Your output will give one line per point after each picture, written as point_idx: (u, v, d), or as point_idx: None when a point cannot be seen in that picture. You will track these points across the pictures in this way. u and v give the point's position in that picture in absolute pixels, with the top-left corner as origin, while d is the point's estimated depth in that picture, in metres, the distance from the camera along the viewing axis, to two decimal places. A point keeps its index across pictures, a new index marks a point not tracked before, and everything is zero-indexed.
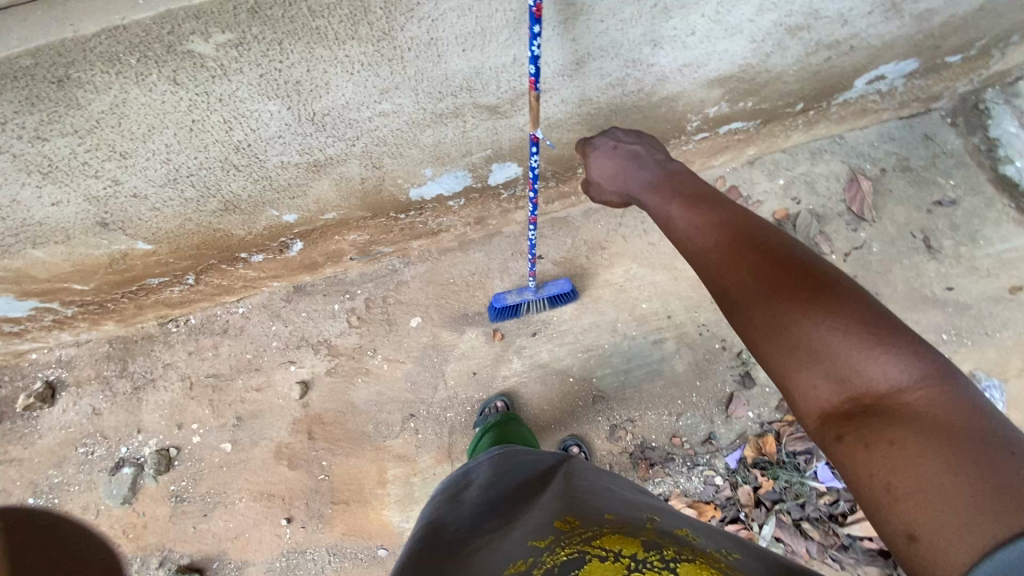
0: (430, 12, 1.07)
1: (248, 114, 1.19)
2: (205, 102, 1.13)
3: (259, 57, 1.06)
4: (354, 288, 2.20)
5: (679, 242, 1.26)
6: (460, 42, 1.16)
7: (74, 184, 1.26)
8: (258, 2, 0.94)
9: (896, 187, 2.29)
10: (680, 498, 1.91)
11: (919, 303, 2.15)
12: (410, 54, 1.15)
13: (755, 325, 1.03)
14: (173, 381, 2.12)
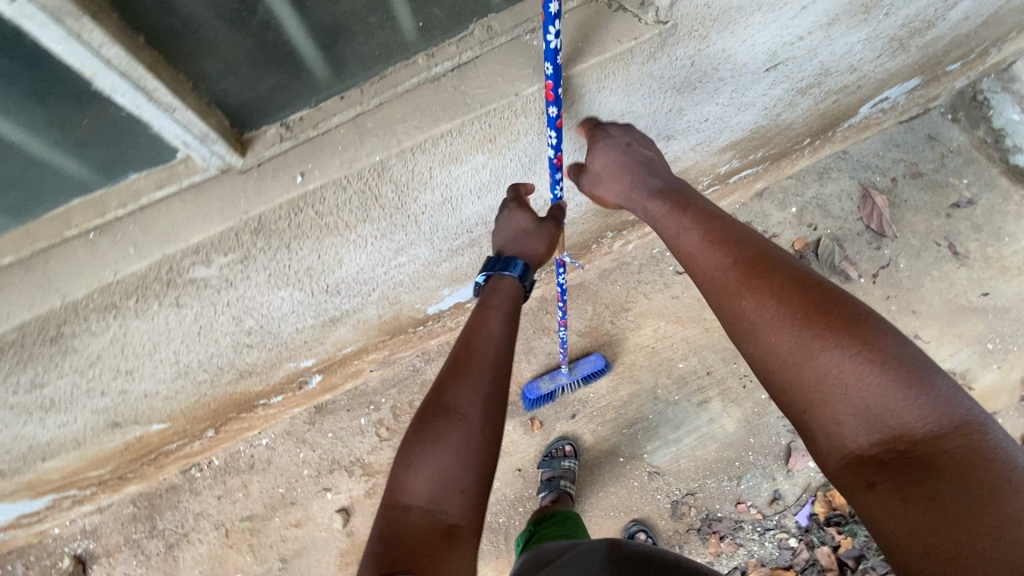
0: (441, 180, 1.19)
1: (260, 304, 1.28)
2: (212, 309, 1.23)
3: (268, 261, 1.18)
4: (377, 397, 2.10)
5: (678, 257, 1.09)
6: (473, 194, 1.28)
7: (77, 407, 1.30)
8: (262, 220, 1.07)
9: (911, 195, 2.22)
10: (759, 569, 1.84)
11: (957, 315, 2.08)
12: (424, 216, 1.26)
13: (775, 354, 0.91)
14: (207, 532, 2.01)
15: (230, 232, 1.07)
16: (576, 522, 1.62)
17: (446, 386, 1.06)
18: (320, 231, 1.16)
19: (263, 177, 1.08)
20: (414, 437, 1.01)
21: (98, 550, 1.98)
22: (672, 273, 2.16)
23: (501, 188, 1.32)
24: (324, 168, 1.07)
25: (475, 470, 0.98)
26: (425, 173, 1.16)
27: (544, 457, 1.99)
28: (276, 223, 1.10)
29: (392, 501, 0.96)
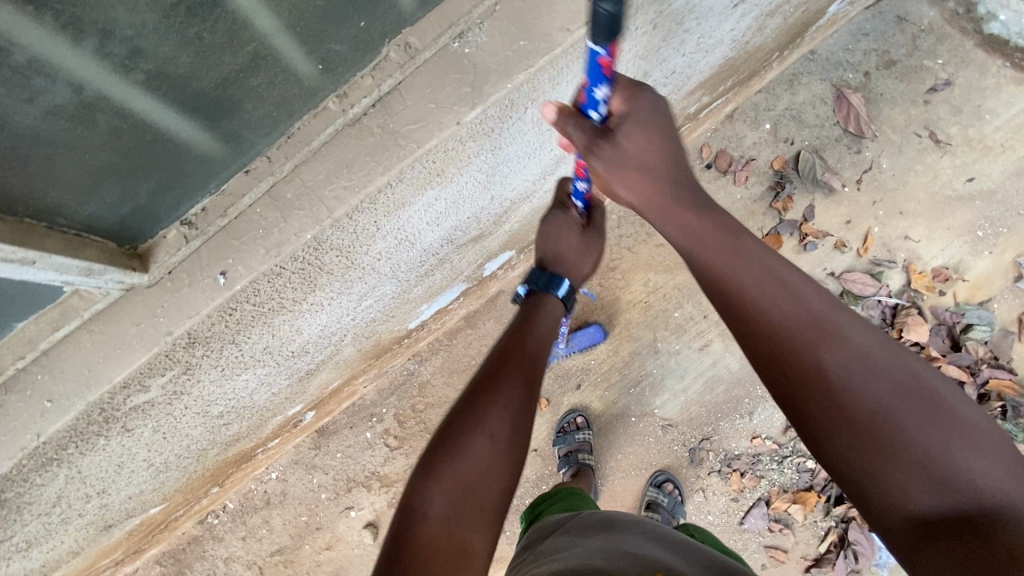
0: (375, 240, 1.18)
1: (224, 393, 1.32)
2: (168, 419, 1.29)
3: (211, 365, 1.21)
4: (378, 409, 2.03)
5: (724, 289, 0.87)
6: (423, 229, 1.25)
7: (58, 535, 1.42)
8: (192, 331, 1.09)
9: (886, 87, 2.09)
10: (782, 496, 1.88)
11: (945, 206, 2.03)
12: (360, 270, 1.24)
13: (843, 415, 0.76)
14: (242, 572, 2.00)
15: (161, 352, 1.09)
16: (581, 497, 1.56)
17: (473, 401, 1.00)
18: (266, 315, 1.18)
19: (181, 286, 1.07)
20: (435, 450, 0.95)
21: None
22: None
23: (455, 213, 1.27)
24: (248, 262, 1.05)
25: (495, 483, 0.93)
26: (370, 228, 1.13)
27: (557, 433, 1.98)
28: (209, 328, 1.11)
29: (408, 511, 0.89)
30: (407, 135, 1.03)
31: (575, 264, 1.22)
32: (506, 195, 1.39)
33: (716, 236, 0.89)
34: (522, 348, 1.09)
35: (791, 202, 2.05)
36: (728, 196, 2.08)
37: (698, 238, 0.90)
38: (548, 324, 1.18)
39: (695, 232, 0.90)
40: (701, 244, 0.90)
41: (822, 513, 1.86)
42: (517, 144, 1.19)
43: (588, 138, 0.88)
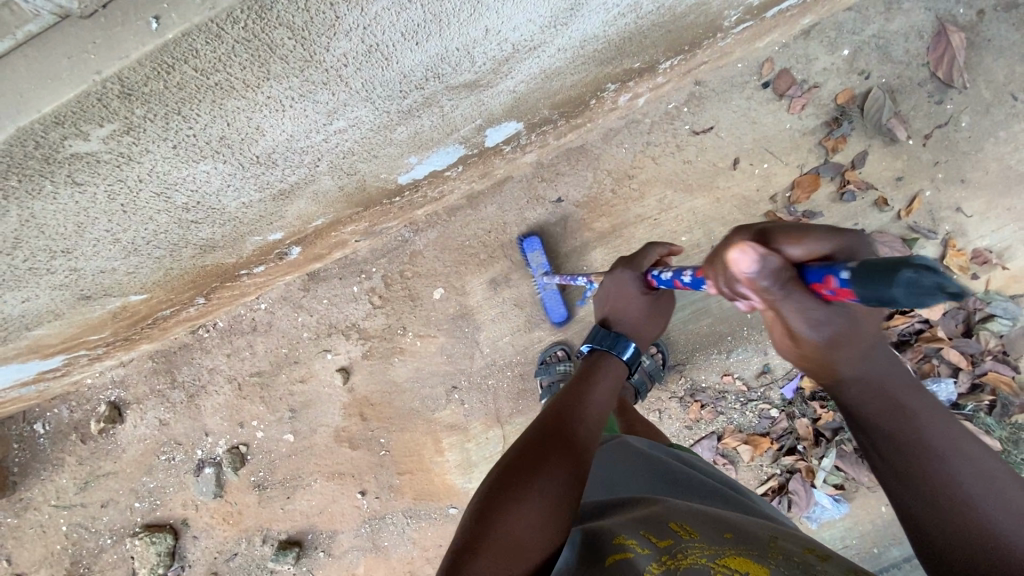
0: (358, 21, 0.78)
1: (180, 180, 0.99)
2: (126, 187, 0.96)
3: (162, 133, 0.86)
4: (368, 266, 2.06)
5: (897, 454, 0.87)
6: (409, 37, 0.86)
7: (17, 288, 1.17)
8: (124, 79, 0.75)
9: (996, 33, 1.80)
10: (735, 435, 1.89)
11: (1014, 185, 1.81)
12: (347, 70, 0.87)
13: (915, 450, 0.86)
14: (222, 385, 2.15)
15: (90, 95, 0.76)
16: None
17: (528, 462, 1.09)
18: (219, 93, 0.81)
19: (113, 25, 0.73)
20: (489, 500, 1.03)
21: (129, 398, 2.17)
22: (687, 134, 1.90)
23: (441, 33, 0.90)
24: (182, 9, 0.70)
25: (541, 540, 0.98)
26: (328, 13, 0.75)
27: (540, 364, 2.03)
28: (144, 83, 0.76)
29: (464, 547, 0.95)
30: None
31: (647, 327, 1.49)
32: (508, 37, 1.00)
33: (906, 416, 0.88)
34: (573, 425, 1.21)
35: (844, 143, 1.85)
36: (776, 123, 1.87)
37: (889, 414, 0.89)
38: (597, 405, 1.30)
39: (891, 408, 0.89)
40: (884, 417, 0.89)
41: (770, 459, 1.88)
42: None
43: (800, 313, 0.84)
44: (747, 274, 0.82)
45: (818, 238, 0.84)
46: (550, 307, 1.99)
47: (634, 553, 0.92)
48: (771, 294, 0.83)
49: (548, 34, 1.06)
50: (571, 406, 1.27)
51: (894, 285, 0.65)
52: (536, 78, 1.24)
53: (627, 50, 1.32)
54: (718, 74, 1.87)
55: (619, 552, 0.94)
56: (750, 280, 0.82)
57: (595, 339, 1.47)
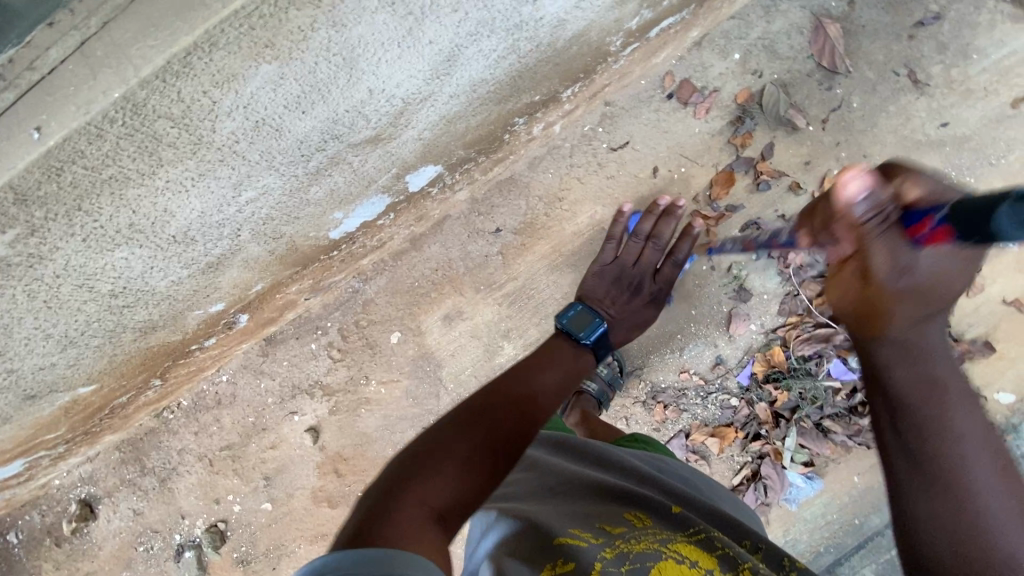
0: (237, 103, 0.83)
1: (100, 270, 1.03)
2: (42, 285, 0.99)
3: (67, 231, 0.89)
4: (323, 322, 2.09)
5: (914, 434, 0.91)
6: (294, 108, 0.93)
7: None
8: (19, 190, 0.77)
9: (868, 20, 1.96)
10: (701, 429, 1.93)
11: (913, 152, 1.94)
12: (242, 145, 0.94)
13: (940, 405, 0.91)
14: (192, 463, 2.12)
15: None
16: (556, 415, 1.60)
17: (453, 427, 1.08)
18: (116, 185, 0.86)
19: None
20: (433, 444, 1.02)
21: (100, 493, 2.12)
22: (606, 151, 2.01)
23: (325, 100, 0.96)
24: (60, 118, 0.73)
25: (479, 470, 1.00)
26: (203, 101, 0.80)
27: None
28: (39, 187, 0.79)
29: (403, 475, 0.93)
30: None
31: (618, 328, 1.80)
32: (394, 93, 1.08)
33: (938, 403, 0.91)
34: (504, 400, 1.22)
35: (750, 139, 1.97)
36: (686, 128, 2.00)
37: (921, 398, 0.92)
38: (545, 387, 1.40)
39: (925, 389, 0.92)
40: (917, 395, 0.92)
41: (739, 448, 1.92)
42: (369, 26, 0.85)
43: (885, 248, 0.95)
44: (852, 207, 0.96)
45: (928, 187, 0.96)
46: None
47: (584, 540, 0.95)
48: (866, 225, 0.96)
49: (434, 84, 1.14)
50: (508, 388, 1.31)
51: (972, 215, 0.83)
52: (438, 124, 1.33)
53: (522, 86, 1.43)
54: (624, 91, 1.99)
55: (571, 537, 0.96)
56: (851, 209, 0.96)
57: (591, 329, 1.71)
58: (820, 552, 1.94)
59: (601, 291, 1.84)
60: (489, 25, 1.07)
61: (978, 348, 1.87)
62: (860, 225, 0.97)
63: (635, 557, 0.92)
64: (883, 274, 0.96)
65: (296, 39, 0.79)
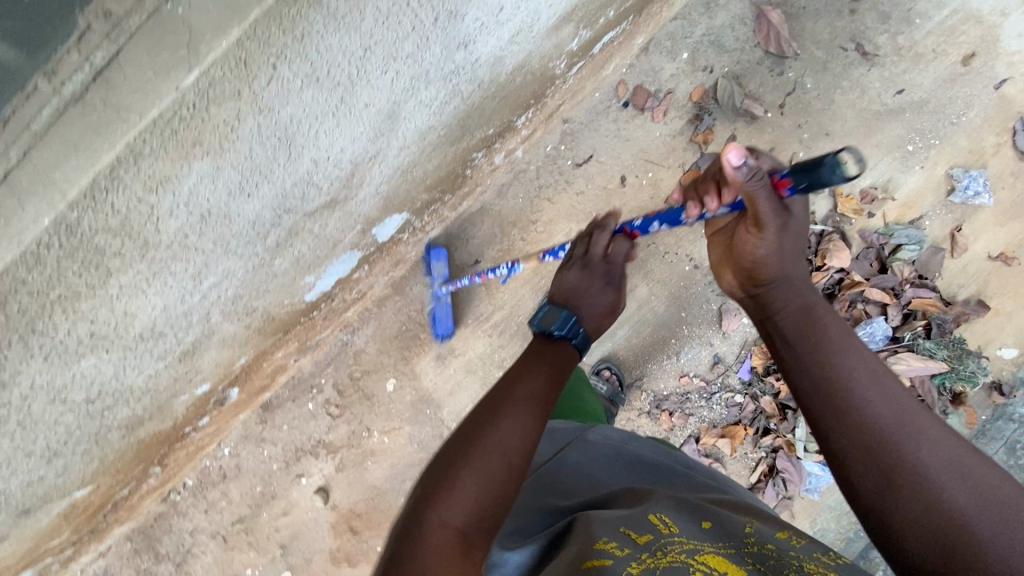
0: (175, 201, 0.83)
1: (69, 381, 1.02)
2: (12, 408, 0.97)
3: (26, 353, 0.88)
4: (317, 380, 2.06)
5: (811, 362, 0.97)
6: (238, 192, 0.92)
7: None
8: None
9: (808, 1, 1.97)
10: (711, 432, 1.91)
11: (874, 123, 1.94)
12: (192, 238, 0.93)
13: (818, 336, 0.99)
14: (206, 543, 2.08)
15: None
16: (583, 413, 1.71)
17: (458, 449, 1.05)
18: (67, 302, 0.84)
19: None
20: (450, 457, 1.03)
21: None
22: (571, 168, 2.01)
23: (268, 179, 0.96)
24: None
25: (497, 485, 1.00)
26: (142, 206, 0.79)
27: None
28: None
29: (425, 500, 0.97)
30: (127, 108, 0.68)
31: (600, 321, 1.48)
32: (339, 159, 1.08)
33: (821, 332, 1.00)
34: (508, 400, 1.14)
35: (712, 134, 1.98)
36: (646, 134, 2.00)
37: (804, 329, 1.02)
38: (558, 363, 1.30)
39: (805, 329, 1.02)
40: (806, 330, 1.02)
41: (752, 445, 1.90)
42: (298, 105, 0.85)
43: (767, 200, 0.99)
44: (738, 175, 0.94)
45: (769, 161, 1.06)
46: (437, 319, 1.99)
47: (611, 559, 0.90)
48: (750, 184, 0.97)
49: (380, 142, 1.14)
50: (513, 380, 1.22)
51: (811, 172, 0.92)
52: (393, 176, 1.32)
53: (472, 124, 1.43)
54: (580, 105, 1.99)
55: (599, 558, 0.92)
56: (738, 176, 0.95)
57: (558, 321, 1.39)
58: (852, 538, 1.91)
59: (582, 288, 1.47)
60: (424, 78, 1.07)
61: (974, 308, 1.85)
62: (743, 184, 0.97)
63: (663, 571, 0.86)
64: (768, 221, 1.03)
65: (223, 130, 0.78)
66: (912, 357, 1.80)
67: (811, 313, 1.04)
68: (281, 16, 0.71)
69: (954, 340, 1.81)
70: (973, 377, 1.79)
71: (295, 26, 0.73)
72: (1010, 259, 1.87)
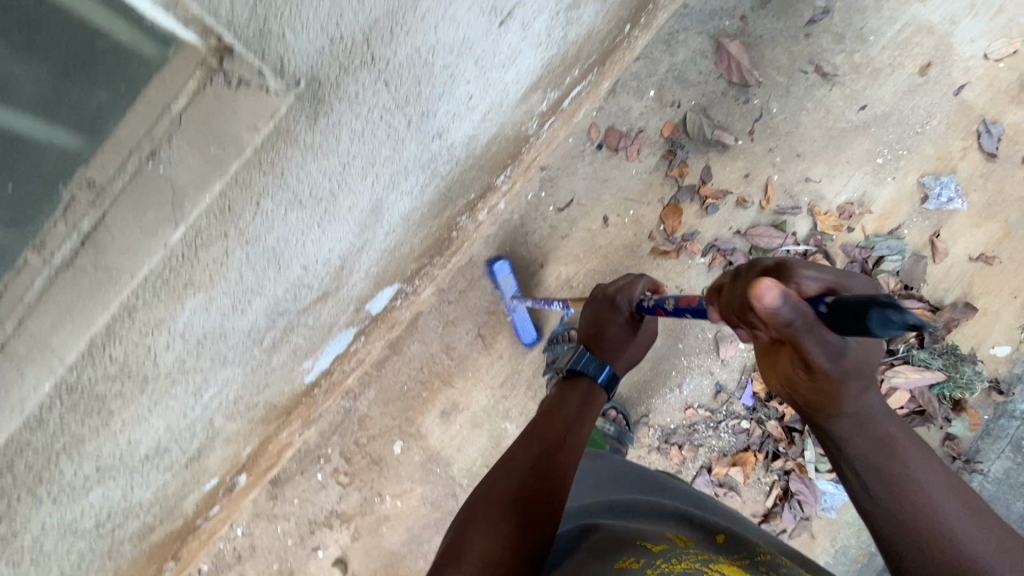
0: (173, 336, 0.84)
1: (78, 514, 1.01)
2: (23, 550, 0.96)
3: (35, 502, 0.88)
4: (323, 450, 2.05)
5: (878, 477, 0.89)
6: (233, 313, 0.93)
7: None
8: None
9: (764, 29, 2.03)
10: (722, 461, 1.92)
11: (842, 140, 1.99)
12: (191, 362, 0.94)
13: (875, 438, 0.91)
14: None
15: None
16: None
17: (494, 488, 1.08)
18: (72, 448, 0.84)
19: None
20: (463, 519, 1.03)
21: None
22: (554, 213, 2.04)
23: (260, 294, 0.97)
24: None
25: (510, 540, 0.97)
26: (141, 348, 0.81)
27: None
28: None
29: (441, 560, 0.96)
30: (120, 268, 0.70)
31: (634, 357, 1.42)
32: (328, 258, 1.09)
33: (883, 440, 0.91)
34: (548, 440, 1.17)
35: (687, 168, 2.02)
36: (623, 173, 2.04)
37: (878, 457, 0.89)
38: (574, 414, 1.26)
39: (866, 433, 0.91)
40: (864, 438, 0.90)
41: (764, 470, 1.91)
42: (284, 228, 0.87)
43: (817, 340, 0.76)
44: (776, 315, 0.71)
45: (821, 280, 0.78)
46: (518, 328, 2.03)
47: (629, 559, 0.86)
48: (792, 329, 0.74)
49: (366, 233, 1.16)
50: (536, 433, 1.20)
51: (862, 313, 0.66)
52: (381, 258, 1.34)
53: (453, 195, 1.45)
54: (556, 151, 2.02)
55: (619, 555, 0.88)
56: (774, 318, 0.72)
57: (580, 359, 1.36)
58: (873, 552, 1.91)
59: (621, 336, 1.40)
60: (403, 172, 1.10)
61: (961, 312, 1.88)
62: (792, 331, 0.74)
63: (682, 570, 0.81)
64: (821, 362, 0.80)
65: (213, 268, 0.80)
66: (908, 369, 1.81)
67: (877, 432, 0.91)
68: (259, 161, 0.74)
69: (945, 348, 1.84)
70: (970, 384, 1.81)
71: (272, 165, 0.75)
72: (990, 258, 1.92)
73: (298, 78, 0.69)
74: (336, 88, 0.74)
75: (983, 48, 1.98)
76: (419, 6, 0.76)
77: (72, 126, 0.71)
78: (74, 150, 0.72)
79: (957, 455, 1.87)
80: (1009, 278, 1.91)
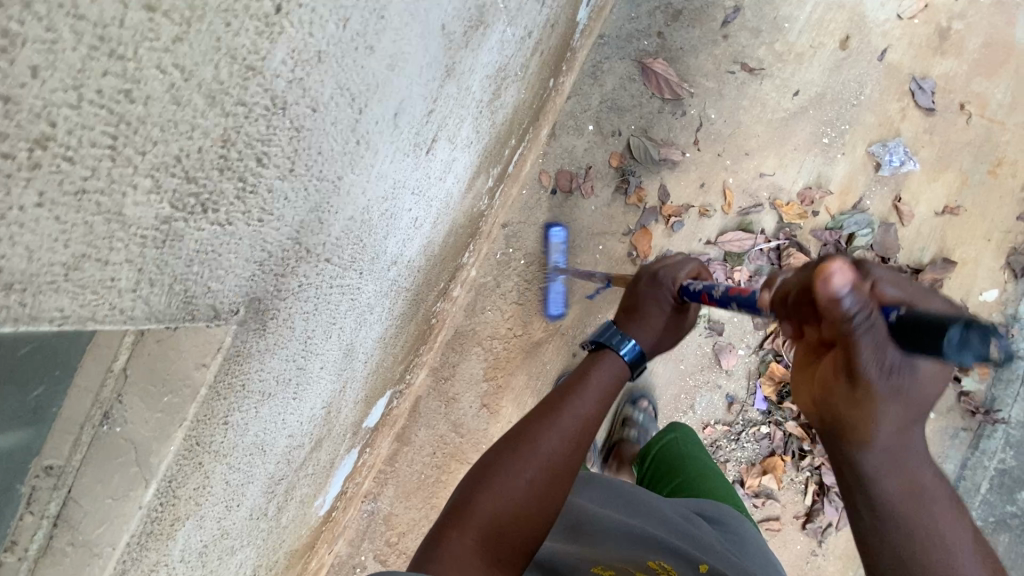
0: (171, 563, 0.81)
1: None
2: None
3: None
4: (357, 559, 1.99)
5: (882, 472, 0.81)
6: (224, 513, 0.88)
7: None
8: None
9: (683, 40, 2.05)
10: (751, 471, 1.91)
11: (785, 129, 2.01)
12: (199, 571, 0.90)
13: (901, 445, 0.81)
14: None
15: None
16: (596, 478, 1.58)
17: (471, 495, 0.95)
18: None
19: None
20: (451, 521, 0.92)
21: None
22: (526, 267, 2.03)
23: (250, 485, 0.93)
24: None
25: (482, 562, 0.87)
26: None
27: None
28: None
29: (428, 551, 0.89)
30: (98, 541, 0.67)
31: (660, 347, 1.22)
32: (313, 413, 1.06)
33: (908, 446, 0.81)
34: (546, 436, 1.00)
35: (643, 192, 2.02)
36: (583, 211, 2.03)
37: (892, 457, 0.81)
38: (583, 405, 1.06)
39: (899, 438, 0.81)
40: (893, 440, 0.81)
41: (794, 469, 1.90)
42: (257, 422, 0.83)
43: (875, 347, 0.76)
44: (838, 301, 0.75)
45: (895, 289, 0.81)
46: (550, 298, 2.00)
47: None
48: (851, 323, 0.76)
49: (346, 371, 1.13)
50: (538, 417, 1.04)
51: (932, 336, 0.71)
52: (366, 379, 1.31)
53: (422, 294, 1.43)
54: (512, 206, 2.02)
55: None
56: (836, 305, 0.76)
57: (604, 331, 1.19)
58: None
59: (662, 322, 1.20)
60: (367, 310, 1.07)
61: (940, 268, 1.91)
62: (847, 325, 0.76)
63: None
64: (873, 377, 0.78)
65: (197, 495, 0.77)
66: None
67: (905, 430, 0.81)
68: (218, 392, 0.69)
69: None
70: None
71: (232, 385, 0.72)
72: (955, 209, 1.94)
73: (236, 307, 0.64)
74: (277, 293, 0.71)
75: (895, 10, 2.01)
76: (343, 185, 0.74)
77: (11, 426, 0.62)
78: (20, 445, 0.64)
79: (976, 408, 1.89)
80: (979, 223, 1.94)
